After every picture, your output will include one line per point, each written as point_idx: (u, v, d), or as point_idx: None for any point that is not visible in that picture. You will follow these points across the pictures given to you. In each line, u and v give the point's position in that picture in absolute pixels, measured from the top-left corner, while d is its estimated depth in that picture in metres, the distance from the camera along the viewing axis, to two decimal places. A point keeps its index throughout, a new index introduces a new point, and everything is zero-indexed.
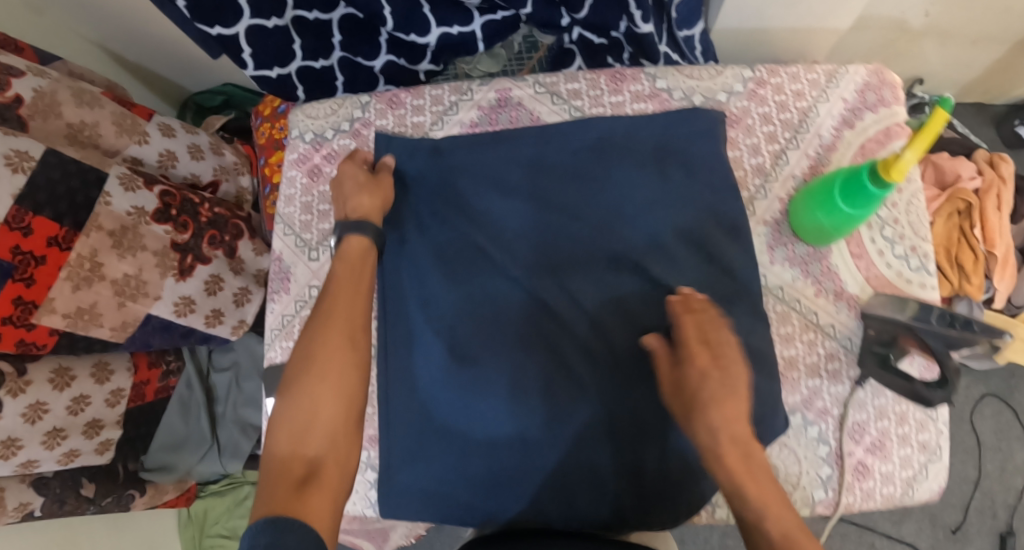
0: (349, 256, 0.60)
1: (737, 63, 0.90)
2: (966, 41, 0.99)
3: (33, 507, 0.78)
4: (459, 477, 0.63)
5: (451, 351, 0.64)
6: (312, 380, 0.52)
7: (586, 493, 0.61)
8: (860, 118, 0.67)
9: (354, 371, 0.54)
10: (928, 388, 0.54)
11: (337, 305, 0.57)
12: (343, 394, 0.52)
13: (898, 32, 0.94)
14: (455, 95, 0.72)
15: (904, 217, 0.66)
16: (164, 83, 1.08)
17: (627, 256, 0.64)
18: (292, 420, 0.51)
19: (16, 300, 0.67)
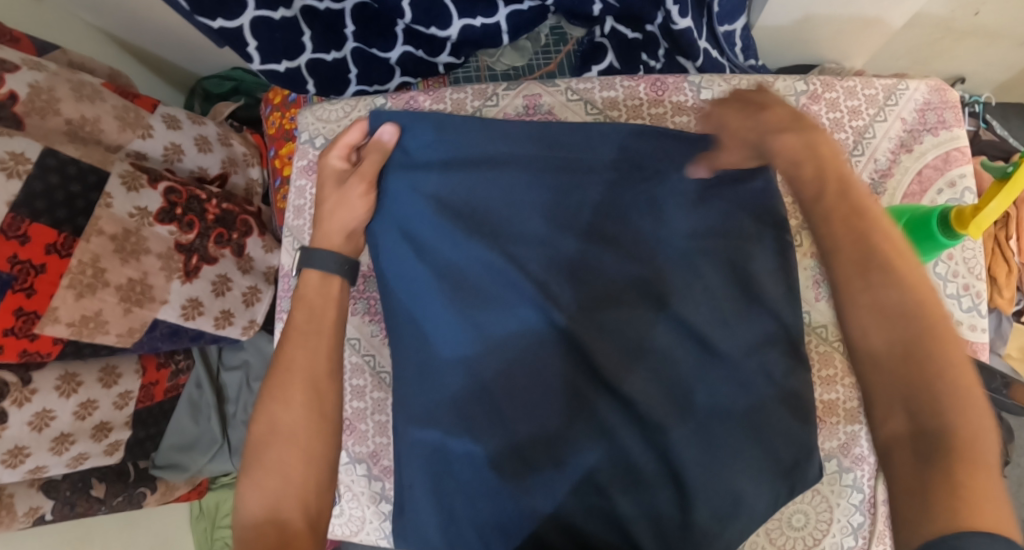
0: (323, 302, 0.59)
1: (778, 64, 0.85)
2: (1021, 42, 0.91)
3: (44, 510, 0.78)
4: (466, 521, 0.55)
5: (456, 382, 0.57)
6: (278, 444, 0.52)
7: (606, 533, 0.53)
8: (918, 142, 0.62)
9: (316, 425, 0.53)
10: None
11: (299, 353, 0.56)
12: (308, 456, 0.52)
13: (941, 32, 0.87)
14: (479, 100, 0.65)
15: (959, 253, 0.61)
16: (172, 70, 1.01)
17: (656, 278, 0.58)
18: (262, 489, 0.50)
19: (17, 311, 0.63)
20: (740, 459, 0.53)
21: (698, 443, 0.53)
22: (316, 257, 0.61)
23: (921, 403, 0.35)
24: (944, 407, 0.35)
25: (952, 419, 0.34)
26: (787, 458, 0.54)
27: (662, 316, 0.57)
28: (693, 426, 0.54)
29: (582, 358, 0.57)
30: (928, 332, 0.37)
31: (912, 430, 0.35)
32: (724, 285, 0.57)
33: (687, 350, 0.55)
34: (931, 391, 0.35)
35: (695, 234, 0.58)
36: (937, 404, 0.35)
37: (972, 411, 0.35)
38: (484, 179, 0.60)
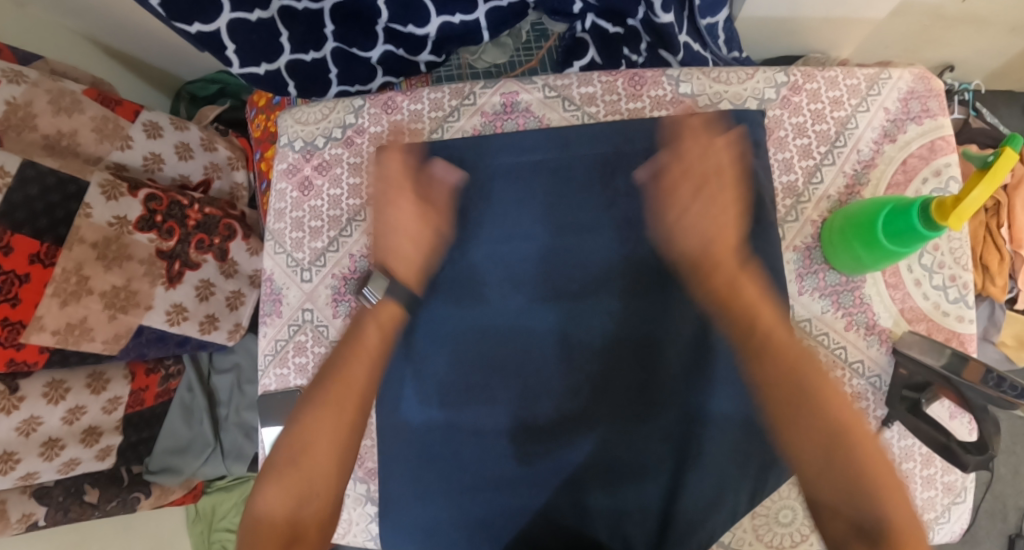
0: (379, 318, 0.59)
1: (768, 55, 0.84)
2: (1011, 29, 0.89)
3: (37, 516, 0.79)
4: (455, 513, 0.60)
5: (455, 380, 0.61)
6: (308, 452, 0.53)
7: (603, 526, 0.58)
8: (903, 131, 0.61)
9: (347, 435, 0.54)
10: (963, 450, 0.49)
11: (354, 368, 0.56)
12: (333, 460, 0.53)
13: (930, 20, 0.85)
14: (457, 99, 0.64)
15: (945, 244, 0.60)
16: (156, 72, 1.00)
17: (650, 278, 0.59)
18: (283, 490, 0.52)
19: (2, 321, 0.64)
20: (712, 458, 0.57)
21: (674, 442, 0.58)
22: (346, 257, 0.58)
23: (857, 496, 0.45)
24: (876, 506, 0.44)
25: (882, 511, 0.44)
26: (760, 456, 0.57)
27: (651, 315, 0.59)
28: (670, 423, 0.58)
29: (578, 359, 0.60)
30: (842, 437, 0.47)
31: (853, 523, 0.44)
32: None
33: (675, 349, 0.59)
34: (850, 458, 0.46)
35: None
36: (870, 503, 0.44)
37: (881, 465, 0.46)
38: (485, 190, 0.62)
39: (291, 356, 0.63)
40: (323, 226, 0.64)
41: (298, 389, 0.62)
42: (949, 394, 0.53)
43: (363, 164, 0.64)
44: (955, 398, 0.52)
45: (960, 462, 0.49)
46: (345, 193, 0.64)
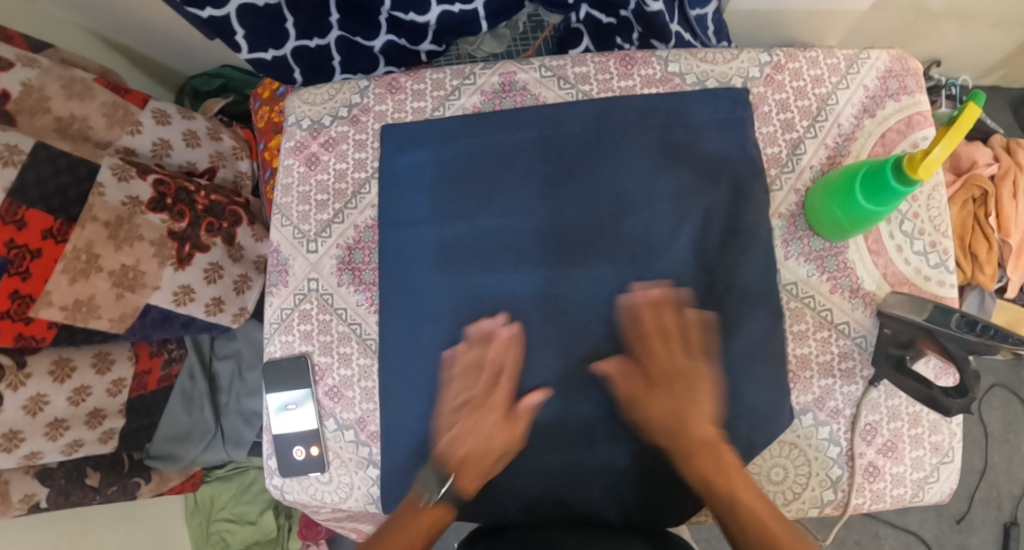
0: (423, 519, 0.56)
1: (752, 45, 0.88)
2: (994, 24, 0.94)
3: (38, 498, 0.78)
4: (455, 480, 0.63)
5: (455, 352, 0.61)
6: None
7: (600, 494, 0.61)
8: (881, 107, 0.64)
9: None
10: (947, 395, 0.52)
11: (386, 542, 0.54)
12: None
13: (917, 14, 0.89)
14: (458, 79, 0.67)
15: (925, 212, 0.63)
16: (159, 68, 1.04)
17: (645, 248, 0.60)
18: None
19: (14, 294, 0.66)
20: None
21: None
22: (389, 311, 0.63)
23: None
24: None
25: None
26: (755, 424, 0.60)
27: (643, 282, 0.60)
28: (664, 402, 0.58)
29: (575, 331, 0.61)
30: None
31: None
32: (701, 249, 0.60)
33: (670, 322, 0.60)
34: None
35: (683, 210, 0.60)
36: None
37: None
38: (481, 166, 0.64)
39: (296, 324, 0.65)
40: (329, 200, 0.67)
41: (303, 355, 0.65)
42: (930, 345, 0.55)
43: (367, 140, 0.67)
44: (935, 350, 0.54)
45: (945, 408, 0.51)
46: (351, 166, 0.67)
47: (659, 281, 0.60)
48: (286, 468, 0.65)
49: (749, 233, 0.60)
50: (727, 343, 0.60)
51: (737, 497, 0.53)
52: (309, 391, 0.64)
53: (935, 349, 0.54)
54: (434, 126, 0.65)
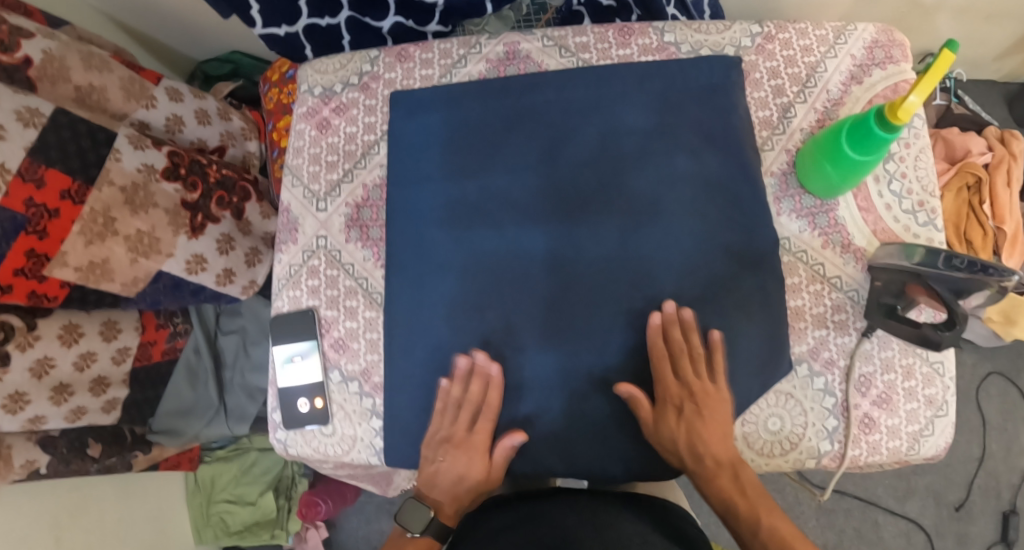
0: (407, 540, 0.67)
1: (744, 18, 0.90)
2: (986, 15, 0.97)
3: (38, 465, 0.77)
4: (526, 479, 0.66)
5: (462, 306, 0.63)
6: None
7: (602, 443, 0.62)
8: (868, 75, 0.67)
9: None
10: (936, 331, 0.54)
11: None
12: None
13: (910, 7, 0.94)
14: (464, 49, 0.70)
15: (912, 172, 0.66)
16: (169, 52, 1.08)
17: (643, 205, 0.63)
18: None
19: (29, 251, 0.68)
20: (703, 385, 0.61)
21: (667, 368, 0.61)
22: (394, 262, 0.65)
23: None
24: None
25: None
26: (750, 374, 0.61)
27: (643, 235, 0.62)
28: (668, 355, 0.61)
29: (577, 286, 0.62)
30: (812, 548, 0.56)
31: None
32: (698, 203, 0.62)
33: (667, 274, 0.62)
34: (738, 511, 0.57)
35: (681, 170, 0.63)
36: None
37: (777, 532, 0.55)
38: (485, 129, 0.66)
39: (304, 279, 0.67)
40: (340, 160, 0.69)
41: (310, 309, 0.67)
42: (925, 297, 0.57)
43: (377, 105, 0.70)
44: (928, 294, 0.56)
45: (938, 341, 0.53)
46: (360, 130, 0.70)
47: (657, 234, 0.62)
48: (290, 420, 0.66)
49: (744, 189, 0.62)
50: (726, 295, 0.62)
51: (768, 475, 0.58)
52: (315, 343, 0.66)
53: (926, 294, 0.56)
54: (441, 91, 0.68)
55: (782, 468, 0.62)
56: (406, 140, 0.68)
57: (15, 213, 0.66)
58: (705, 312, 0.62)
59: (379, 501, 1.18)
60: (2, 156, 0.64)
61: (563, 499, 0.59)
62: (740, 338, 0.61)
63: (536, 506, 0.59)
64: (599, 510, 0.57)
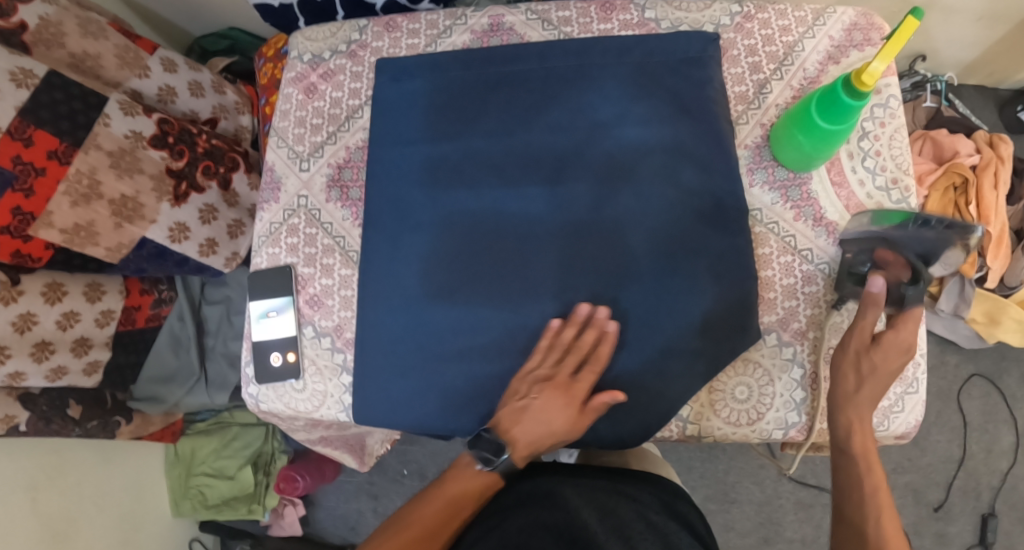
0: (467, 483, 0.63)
1: None
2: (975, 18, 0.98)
3: (18, 421, 0.77)
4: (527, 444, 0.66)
5: (439, 262, 0.65)
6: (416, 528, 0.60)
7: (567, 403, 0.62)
8: (846, 56, 0.68)
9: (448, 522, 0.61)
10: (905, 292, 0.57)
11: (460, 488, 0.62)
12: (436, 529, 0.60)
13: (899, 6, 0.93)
14: (450, 20, 0.72)
15: (887, 151, 0.66)
16: (169, 26, 1.11)
17: (616, 169, 0.64)
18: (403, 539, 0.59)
19: (16, 210, 0.70)
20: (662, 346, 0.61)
21: (633, 326, 0.62)
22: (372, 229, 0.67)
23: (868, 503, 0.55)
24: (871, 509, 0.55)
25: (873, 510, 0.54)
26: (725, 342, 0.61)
27: (615, 199, 0.64)
28: (637, 318, 0.62)
29: (550, 246, 0.64)
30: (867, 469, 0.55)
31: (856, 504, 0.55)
32: (670, 170, 0.63)
33: (639, 236, 0.63)
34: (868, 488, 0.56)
35: (655, 136, 0.64)
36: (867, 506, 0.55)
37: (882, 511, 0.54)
38: (467, 94, 0.68)
39: (283, 237, 0.69)
40: (325, 124, 0.71)
41: (288, 265, 0.68)
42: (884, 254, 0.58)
43: (363, 72, 0.72)
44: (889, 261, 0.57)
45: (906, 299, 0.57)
46: (346, 94, 0.72)
47: (629, 199, 0.63)
48: (263, 375, 0.66)
49: (716, 162, 0.64)
50: (697, 259, 0.62)
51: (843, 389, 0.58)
52: (290, 299, 0.67)
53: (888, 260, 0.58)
54: (424, 59, 0.70)
55: (748, 438, 0.62)
56: (388, 106, 0.69)
57: (3, 170, 0.68)
58: (676, 274, 0.62)
59: (359, 480, 1.18)
60: None
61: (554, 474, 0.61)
62: (706, 303, 0.61)
63: (528, 485, 0.61)
64: (598, 489, 0.59)
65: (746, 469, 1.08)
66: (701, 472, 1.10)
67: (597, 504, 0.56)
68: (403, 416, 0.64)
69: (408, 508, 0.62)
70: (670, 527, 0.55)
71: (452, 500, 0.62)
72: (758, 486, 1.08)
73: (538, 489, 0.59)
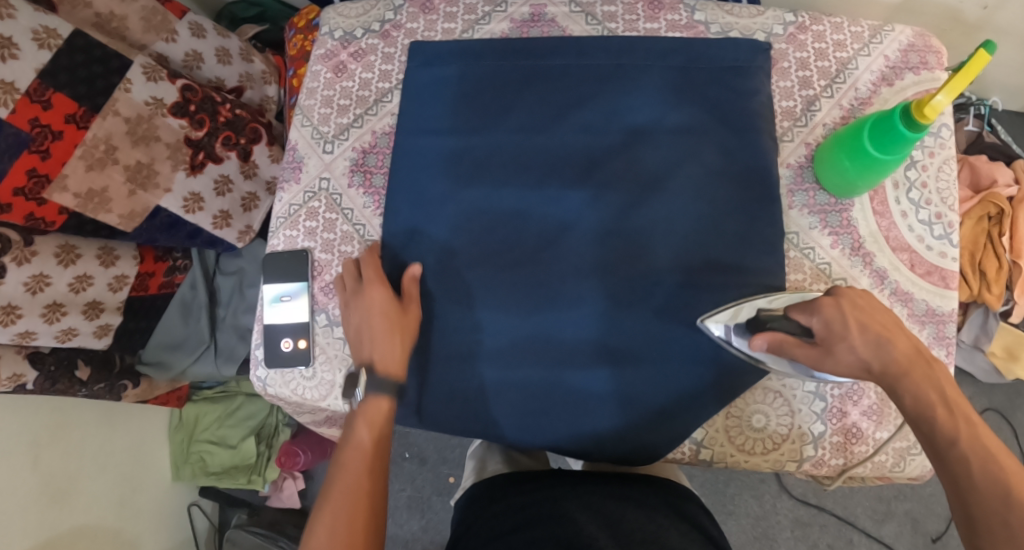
0: (370, 417, 0.58)
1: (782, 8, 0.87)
2: None
3: (26, 380, 0.78)
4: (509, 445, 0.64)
5: (454, 257, 0.63)
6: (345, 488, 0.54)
7: (578, 415, 0.61)
8: (900, 78, 0.65)
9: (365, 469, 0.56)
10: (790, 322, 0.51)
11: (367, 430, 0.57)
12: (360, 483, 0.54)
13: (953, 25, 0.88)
14: (490, 6, 0.69)
15: (933, 182, 0.63)
16: None
17: (650, 179, 0.62)
18: (344, 515, 0.52)
19: (30, 172, 0.69)
20: (678, 363, 0.59)
21: (650, 345, 0.60)
22: (391, 219, 0.65)
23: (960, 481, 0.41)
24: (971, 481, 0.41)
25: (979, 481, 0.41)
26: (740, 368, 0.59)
27: (643, 207, 0.61)
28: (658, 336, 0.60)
29: (568, 250, 0.62)
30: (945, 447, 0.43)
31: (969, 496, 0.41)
32: (703, 183, 0.61)
33: (664, 250, 0.61)
34: (1005, 522, 0.39)
35: (691, 146, 0.62)
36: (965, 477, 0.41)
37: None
38: (500, 84, 0.66)
39: (302, 220, 0.67)
40: (352, 105, 0.69)
41: (304, 250, 0.66)
42: (804, 353, 0.48)
43: (395, 54, 0.69)
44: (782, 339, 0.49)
45: (816, 303, 0.49)
46: (375, 77, 0.69)
47: (659, 209, 0.61)
48: (272, 358, 0.65)
49: (754, 181, 0.61)
50: (723, 280, 0.60)
51: (902, 356, 0.45)
52: (305, 284, 0.66)
53: (792, 343, 0.49)
54: (459, 45, 0.67)
55: (760, 466, 0.61)
56: (416, 93, 0.67)
57: (19, 131, 0.67)
58: (696, 292, 0.60)
59: None
60: (12, 75, 0.65)
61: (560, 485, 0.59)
62: None
63: (538, 494, 0.58)
64: (599, 498, 0.56)
65: (746, 483, 1.08)
66: (701, 481, 1.10)
67: (602, 517, 0.53)
68: (407, 411, 0.64)
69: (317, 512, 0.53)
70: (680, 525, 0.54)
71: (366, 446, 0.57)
72: (756, 500, 1.08)
73: (543, 500, 0.56)
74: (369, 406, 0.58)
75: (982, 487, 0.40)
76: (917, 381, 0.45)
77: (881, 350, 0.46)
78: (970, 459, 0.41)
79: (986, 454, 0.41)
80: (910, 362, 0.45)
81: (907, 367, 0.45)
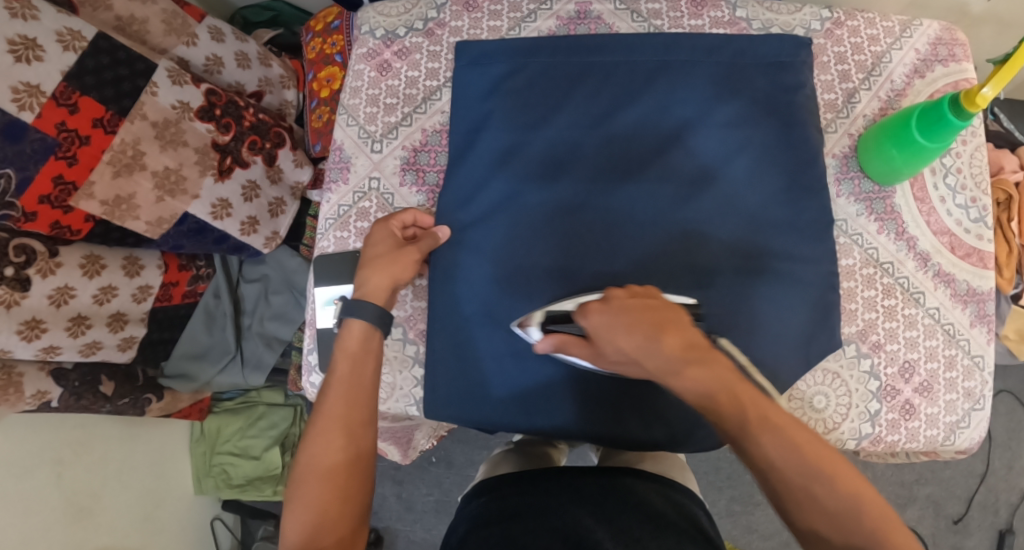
0: (347, 349, 0.52)
1: None
2: None
3: (50, 397, 0.74)
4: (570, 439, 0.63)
5: (510, 252, 0.63)
6: (326, 425, 0.48)
7: (641, 406, 0.61)
8: (931, 70, 0.68)
9: (344, 400, 0.49)
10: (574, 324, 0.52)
11: (344, 362, 0.51)
12: (341, 418, 0.48)
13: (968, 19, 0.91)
14: (535, 4, 0.70)
15: (967, 168, 0.66)
16: None
17: (700, 171, 0.63)
18: (325, 452, 0.47)
19: (57, 179, 0.67)
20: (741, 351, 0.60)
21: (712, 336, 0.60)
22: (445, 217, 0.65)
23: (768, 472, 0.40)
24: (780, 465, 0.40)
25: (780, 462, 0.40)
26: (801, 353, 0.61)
27: (696, 199, 0.62)
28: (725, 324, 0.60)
29: (625, 242, 0.62)
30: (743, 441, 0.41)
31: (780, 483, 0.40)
32: (754, 175, 0.63)
33: (719, 240, 0.62)
34: (808, 495, 0.39)
35: (741, 139, 0.63)
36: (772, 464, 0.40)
37: (859, 501, 0.39)
38: (547, 80, 0.66)
39: (353, 221, 0.67)
40: (398, 104, 0.69)
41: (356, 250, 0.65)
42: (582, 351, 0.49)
43: (441, 52, 0.70)
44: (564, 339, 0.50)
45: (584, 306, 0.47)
46: (422, 75, 0.70)
47: (714, 201, 0.62)
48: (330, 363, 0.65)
49: (803, 172, 0.63)
50: (780, 268, 0.61)
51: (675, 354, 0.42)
52: None
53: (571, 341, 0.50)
54: (506, 42, 0.67)
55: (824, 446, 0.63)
56: (466, 91, 0.67)
57: (46, 136, 0.65)
58: (757, 281, 0.61)
59: (384, 465, 1.17)
60: (37, 79, 0.63)
61: (563, 477, 0.54)
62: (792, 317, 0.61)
63: (535, 486, 0.52)
64: (597, 491, 0.50)
65: None
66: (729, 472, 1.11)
67: (602, 510, 0.47)
68: (473, 413, 0.63)
69: (292, 487, 0.46)
70: (663, 513, 0.47)
71: (346, 376, 0.50)
72: None
73: (534, 492, 0.51)
74: (348, 339, 0.53)
75: (788, 473, 0.39)
76: (697, 372, 0.41)
77: (647, 350, 0.42)
78: (766, 443, 0.40)
79: (778, 431, 0.40)
80: (684, 357, 0.42)
81: (683, 363, 0.41)
